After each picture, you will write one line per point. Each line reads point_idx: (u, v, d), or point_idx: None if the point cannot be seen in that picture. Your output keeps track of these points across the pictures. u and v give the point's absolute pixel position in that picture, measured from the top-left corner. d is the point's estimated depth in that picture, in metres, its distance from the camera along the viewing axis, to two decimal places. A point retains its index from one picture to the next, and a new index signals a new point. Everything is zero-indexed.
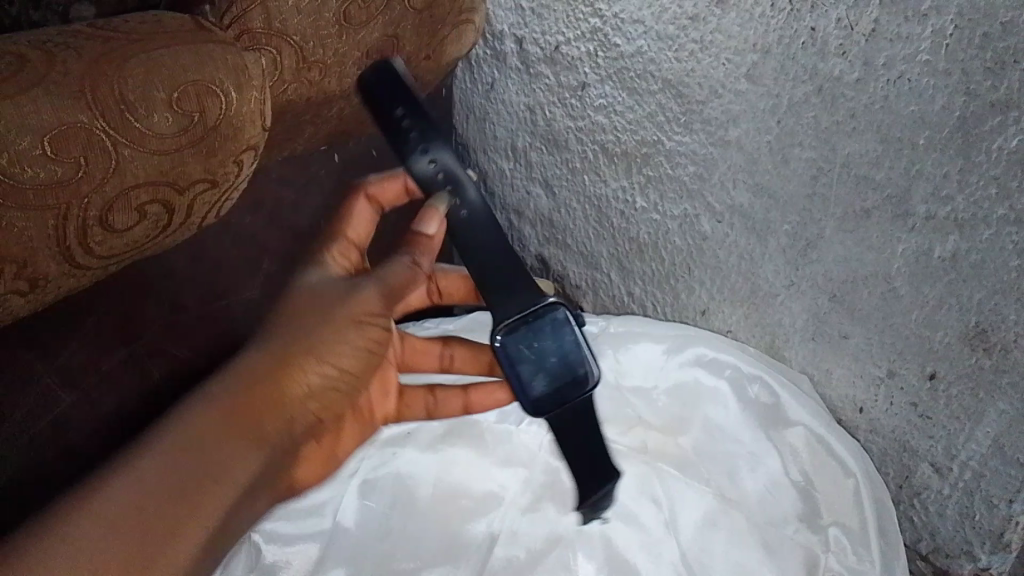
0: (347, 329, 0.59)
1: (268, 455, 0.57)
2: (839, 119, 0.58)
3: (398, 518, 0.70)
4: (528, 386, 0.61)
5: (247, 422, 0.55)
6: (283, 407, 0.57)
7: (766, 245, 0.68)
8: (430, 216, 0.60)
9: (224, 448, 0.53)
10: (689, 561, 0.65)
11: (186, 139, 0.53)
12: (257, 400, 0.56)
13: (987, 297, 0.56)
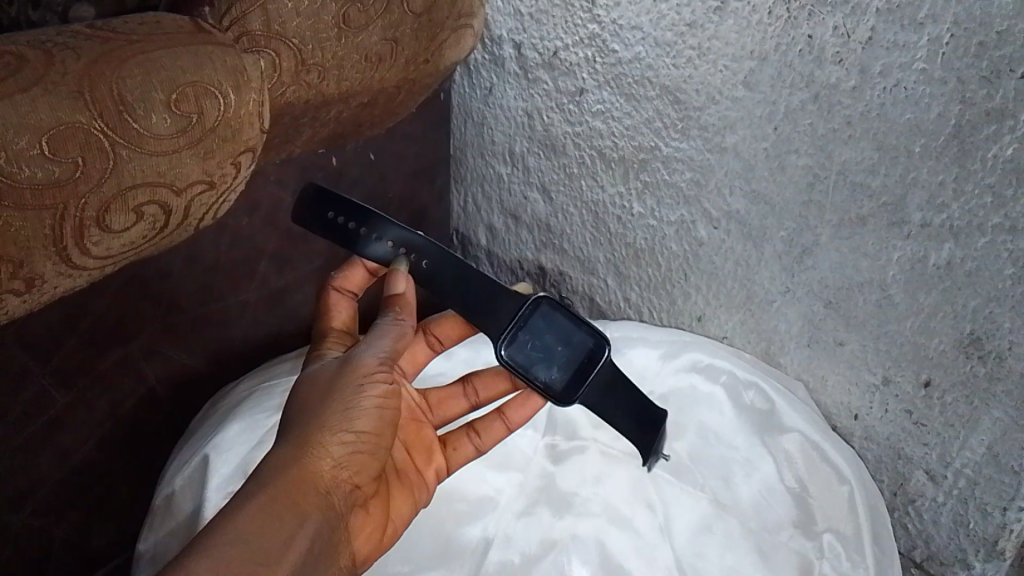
0: (364, 399, 0.52)
1: (318, 541, 0.49)
2: (836, 126, 0.59)
3: None
4: (552, 387, 0.60)
5: (255, 542, 0.45)
6: (307, 499, 0.49)
7: (762, 251, 0.68)
8: (396, 279, 0.59)
9: (291, 518, 0.48)
10: (683, 565, 0.63)
11: (185, 140, 0.53)
12: (270, 503, 0.47)
13: (982, 305, 0.57)
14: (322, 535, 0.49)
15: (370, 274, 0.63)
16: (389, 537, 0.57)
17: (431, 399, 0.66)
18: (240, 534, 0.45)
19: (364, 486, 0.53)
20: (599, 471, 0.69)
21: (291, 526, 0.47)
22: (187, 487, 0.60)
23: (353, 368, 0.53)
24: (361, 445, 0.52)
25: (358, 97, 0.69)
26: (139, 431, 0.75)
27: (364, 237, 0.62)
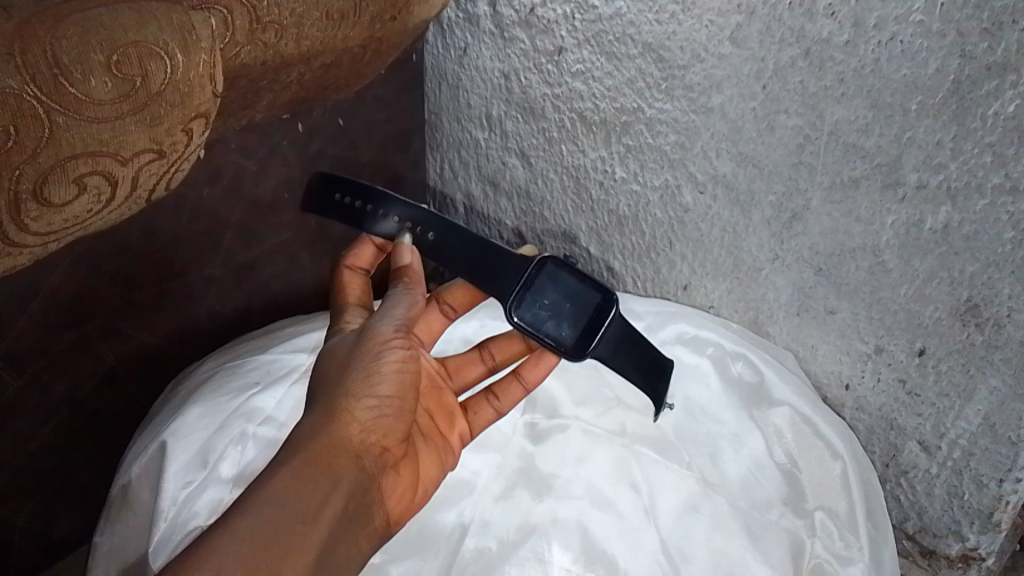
0: (383, 365, 0.52)
1: (353, 502, 0.49)
2: (828, 83, 0.55)
3: None
4: (563, 343, 0.59)
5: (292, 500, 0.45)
6: (339, 460, 0.48)
7: (749, 217, 0.65)
8: (401, 252, 0.59)
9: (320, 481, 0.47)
10: (669, 549, 0.57)
11: (128, 106, 0.49)
12: (307, 462, 0.47)
13: (980, 270, 0.54)
14: (358, 495, 0.49)
15: (379, 250, 0.63)
16: (418, 497, 0.56)
17: (449, 365, 0.63)
18: (277, 494, 0.45)
19: (393, 448, 0.53)
20: (579, 449, 0.63)
21: (327, 485, 0.47)
22: (144, 477, 0.56)
23: (370, 337, 0.53)
24: (386, 409, 0.52)
25: (321, 57, 0.64)
26: (100, 414, 0.71)
27: (371, 214, 0.63)
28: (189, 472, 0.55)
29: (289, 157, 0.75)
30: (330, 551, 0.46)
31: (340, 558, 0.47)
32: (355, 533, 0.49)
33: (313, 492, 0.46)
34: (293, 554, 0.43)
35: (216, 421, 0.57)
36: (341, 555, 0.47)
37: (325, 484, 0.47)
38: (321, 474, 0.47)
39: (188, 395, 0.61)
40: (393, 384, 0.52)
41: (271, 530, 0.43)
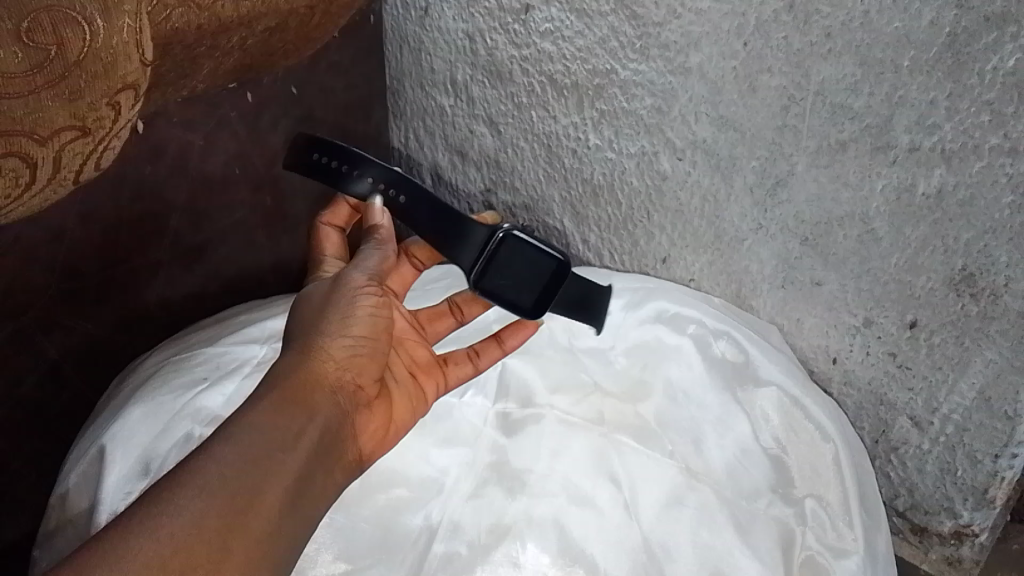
0: (358, 306, 0.49)
1: (329, 442, 0.45)
2: (814, 39, 0.51)
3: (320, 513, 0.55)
4: (520, 308, 0.59)
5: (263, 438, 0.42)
6: (313, 396, 0.45)
7: (731, 184, 0.61)
8: (371, 212, 0.55)
9: (295, 419, 0.44)
10: (652, 546, 0.54)
11: (42, 80, 0.44)
12: (282, 397, 0.44)
13: (976, 238, 0.51)
14: (334, 430, 0.46)
15: (355, 210, 0.59)
16: (393, 441, 0.52)
17: (420, 318, 0.59)
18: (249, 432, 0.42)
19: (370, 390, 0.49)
20: (554, 439, 0.59)
21: (303, 420, 0.44)
22: (84, 483, 0.54)
23: (344, 280, 0.50)
24: (362, 348, 0.48)
25: (264, 19, 0.59)
26: (44, 412, 0.67)
27: (346, 175, 0.57)
28: (130, 481, 0.52)
29: (239, 129, 0.70)
30: (305, 492, 0.43)
31: (317, 497, 0.44)
32: (329, 474, 0.45)
33: (287, 428, 0.43)
34: (267, 489, 0.41)
35: (160, 423, 0.54)
36: (317, 493, 0.44)
37: (302, 419, 0.44)
38: (298, 410, 0.44)
39: (132, 393, 0.58)
40: (368, 322, 0.49)
41: (243, 464, 0.41)
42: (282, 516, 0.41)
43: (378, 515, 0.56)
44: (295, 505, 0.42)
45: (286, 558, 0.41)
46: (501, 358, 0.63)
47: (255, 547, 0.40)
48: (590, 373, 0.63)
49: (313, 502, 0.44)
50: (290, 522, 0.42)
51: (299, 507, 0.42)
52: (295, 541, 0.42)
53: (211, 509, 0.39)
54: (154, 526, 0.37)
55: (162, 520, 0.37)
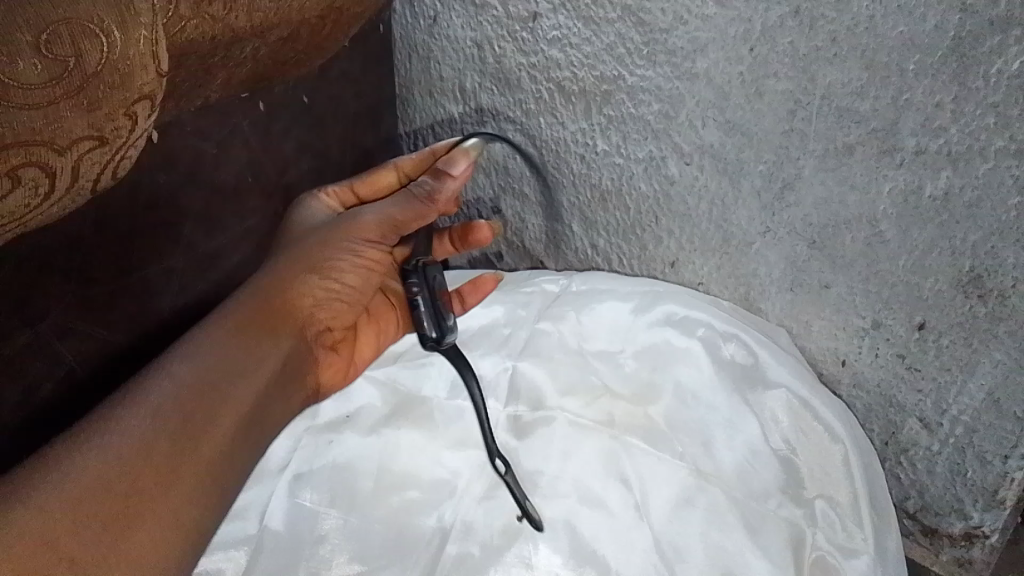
0: (341, 253, 0.61)
1: (281, 371, 0.57)
2: (819, 43, 0.52)
3: (337, 514, 0.56)
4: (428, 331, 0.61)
5: (226, 364, 0.54)
6: (279, 328, 0.58)
7: (739, 187, 0.61)
8: (458, 158, 0.62)
9: (245, 353, 0.55)
10: (661, 546, 0.55)
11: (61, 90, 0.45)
12: (238, 331, 0.55)
13: (983, 240, 0.51)
14: (279, 370, 0.57)
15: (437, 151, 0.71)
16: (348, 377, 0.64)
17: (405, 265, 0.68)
18: (215, 355, 0.54)
19: (337, 328, 0.64)
20: (562, 446, 0.59)
21: (261, 351, 0.56)
22: None
23: (353, 224, 0.62)
24: (339, 292, 0.62)
25: (276, 30, 0.60)
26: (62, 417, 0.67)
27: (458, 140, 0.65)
28: None
29: (251, 137, 0.71)
30: (256, 422, 0.54)
31: (247, 444, 0.53)
32: (281, 398, 0.57)
33: (247, 358, 0.55)
34: (207, 433, 0.50)
35: None
36: (255, 441, 0.54)
37: (242, 364, 0.54)
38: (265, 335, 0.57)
39: None
40: (355, 272, 0.62)
41: (199, 391, 0.51)
42: (225, 448, 0.51)
43: (390, 514, 0.56)
44: (241, 431, 0.52)
45: (221, 501, 0.50)
46: (511, 362, 0.64)
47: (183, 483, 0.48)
48: (598, 377, 0.62)
49: (258, 435, 0.54)
50: (226, 470, 0.51)
51: (232, 458, 0.51)
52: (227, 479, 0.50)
53: (150, 446, 0.48)
54: (107, 451, 0.47)
55: (111, 443, 0.47)
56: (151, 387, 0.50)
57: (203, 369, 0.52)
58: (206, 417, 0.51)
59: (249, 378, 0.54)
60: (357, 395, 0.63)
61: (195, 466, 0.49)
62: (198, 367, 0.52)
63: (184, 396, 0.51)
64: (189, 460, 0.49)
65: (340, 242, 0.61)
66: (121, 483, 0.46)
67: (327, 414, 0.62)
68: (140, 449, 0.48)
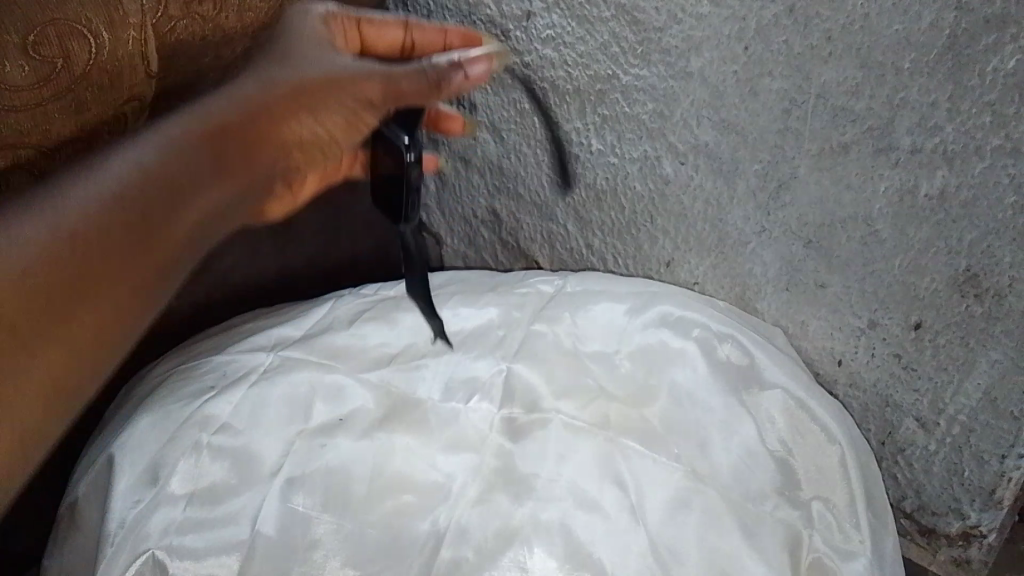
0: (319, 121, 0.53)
1: (203, 228, 0.45)
2: (814, 42, 0.52)
3: (326, 522, 0.51)
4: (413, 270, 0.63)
5: (174, 162, 0.44)
6: (236, 166, 0.47)
7: (734, 187, 0.61)
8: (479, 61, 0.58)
9: (196, 197, 0.44)
10: (658, 548, 0.50)
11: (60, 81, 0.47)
12: (193, 148, 0.45)
13: (979, 239, 0.51)
14: (210, 217, 0.46)
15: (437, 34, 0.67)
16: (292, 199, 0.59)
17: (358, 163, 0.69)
18: (148, 167, 0.43)
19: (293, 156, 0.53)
20: (555, 448, 0.55)
21: (195, 194, 0.44)
22: (91, 491, 0.55)
23: (348, 77, 0.54)
24: (316, 129, 0.53)
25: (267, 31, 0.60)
26: None
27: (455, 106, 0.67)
28: (139, 488, 0.53)
29: None
30: (169, 271, 0.44)
31: (161, 286, 0.44)
32: (195, 245, 0.46)
33: (170, 198, 0.43)
34: (118, 276, 0.42)
35: (167, 432, 0.55)
36: (158, 288, 0.44)
37: (202, 205, 0.45)
38: (211, 181, 0.45)
39: (140, 400, 0.60)
40: (337, 118, 0.54)
41: (112, 195, 0.42)
42: (147, 283, 0.43)
43: (383, 519, 0.51)
44: (166, 271, 0.44)
45: (130, 333, 0.44)
46: (506, 363, 0.61)
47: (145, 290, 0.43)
48: (593, 376, 0.60)
49: (155, 292, 0.44)
50: (131, 321, 0.43)
51: (139, 302, 0.43)
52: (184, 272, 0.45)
53: (62, 244, 0.40)
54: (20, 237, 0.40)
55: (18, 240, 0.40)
56: (68, 197, 0.41)
57: (133, 185, 0.42)
58: (150, 236, 0.42)
59: (179, 224, 0.43)
60: (350, 395, 0.59)
61: (107, 290, 0.41)
62: (123, 177, 0.42)
63: (122, 210, 0.42)
64: (101, 289, 0.41)
65: (345, 94, 0.54)
66: (56, 274, 0.40)
67: (320, 415, 0.57)
68: (53, 243, 0.40)
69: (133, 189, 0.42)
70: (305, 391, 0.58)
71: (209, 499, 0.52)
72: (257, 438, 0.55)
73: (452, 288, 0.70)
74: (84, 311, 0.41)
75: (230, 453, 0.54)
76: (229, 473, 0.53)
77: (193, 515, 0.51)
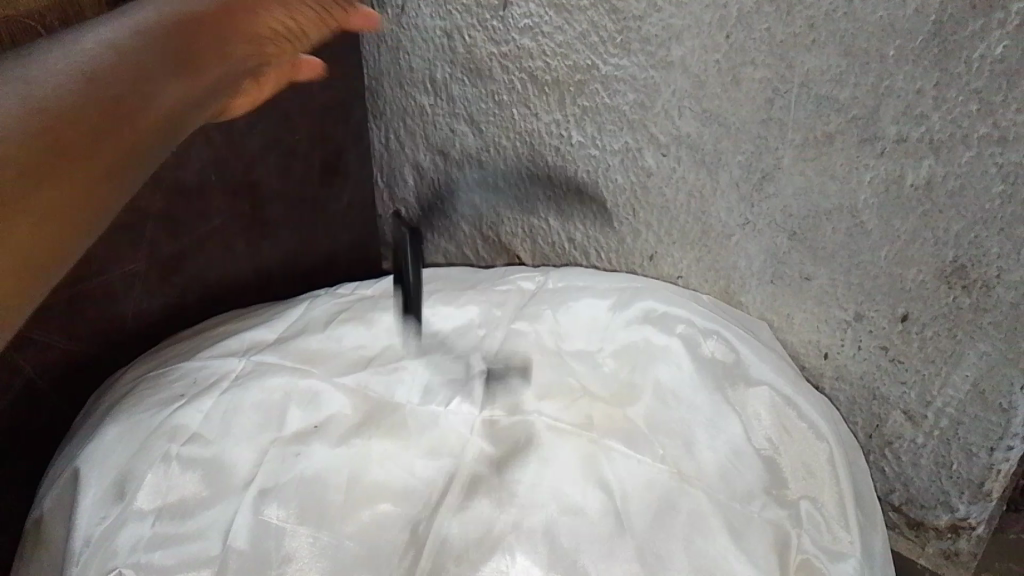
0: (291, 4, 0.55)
1: (181, 101, 0.48)
2: (797, 30, 0.50)
3: (302, 535, 0.49)
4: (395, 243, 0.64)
5: (159, 45, 0.47)
6: (202, 54, 0.50)
7: (717, 179, 0.60)
8: None
9: (163, 78, 0.46)
10: (644, 555, 0.48)
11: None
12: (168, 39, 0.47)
13: (967, 229, 0.50)
14: (177, 101, 0.48)
15: None
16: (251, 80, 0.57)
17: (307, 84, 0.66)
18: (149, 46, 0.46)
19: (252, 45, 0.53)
20: (536, 450, 0.53)
21: (161, 73, 0.46)
22: (59, 506, 0.52)
23: None
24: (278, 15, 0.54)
25: None
26: (23, 431, 0.65)
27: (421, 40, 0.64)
28: (111, 501, 0.51)
29: (213, 134, 0.68)
30: (156, 138, 0.47)
31: (143, 158, 0.47)
32: (174, 129, 0.49)
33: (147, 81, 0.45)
34: (84, 127, 0.42)
35: (138, 441, 0.54)
36: (147, 153, 0.47)
37: (162, 70, 0.46)
38: (175, 64, 0.47)
39: (111, 409, 0.57)
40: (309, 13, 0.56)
41: (103, 74, 0.44)
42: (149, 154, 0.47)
43: (360, 527, 0.50)
44: (152, 142, 0.47)
45: (106, 211, 0.45)
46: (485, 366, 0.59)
47: (127, 162, 0.45)
48: (573, 375, 0.59)
49: (145, 158, 0.47)
50: (102, 190, 0.44)
51: (115, 175, 0.45)
52: (160, 149, 0.47)
53: (62, 112, 0.41)
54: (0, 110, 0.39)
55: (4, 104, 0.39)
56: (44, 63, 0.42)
57: (114, 65, 0.44)
58: (136, 104, 0.45)
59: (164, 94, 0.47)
60: (326, 403, 0.57)
61: (107, 164, 0.44)
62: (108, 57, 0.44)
63: (103, 78, 0.43)
64: (84, 161, 0.42)
65: None
66: (26, 150, 0.39)
67: (296, 423, 0.55)
68: (45, 114, 0.40)
69: (118, 68, 0.44)
70: (281, 396, 0.57)
71: (175, 514, 0.50)
72: (233, 449, 0.54)
73: (431, 285, 0.68)
74: (43, 199, 0.40)
75: (199, 467, 0.52)
76: (197, 489, 0.51)
77: (165, 531, 0.50)
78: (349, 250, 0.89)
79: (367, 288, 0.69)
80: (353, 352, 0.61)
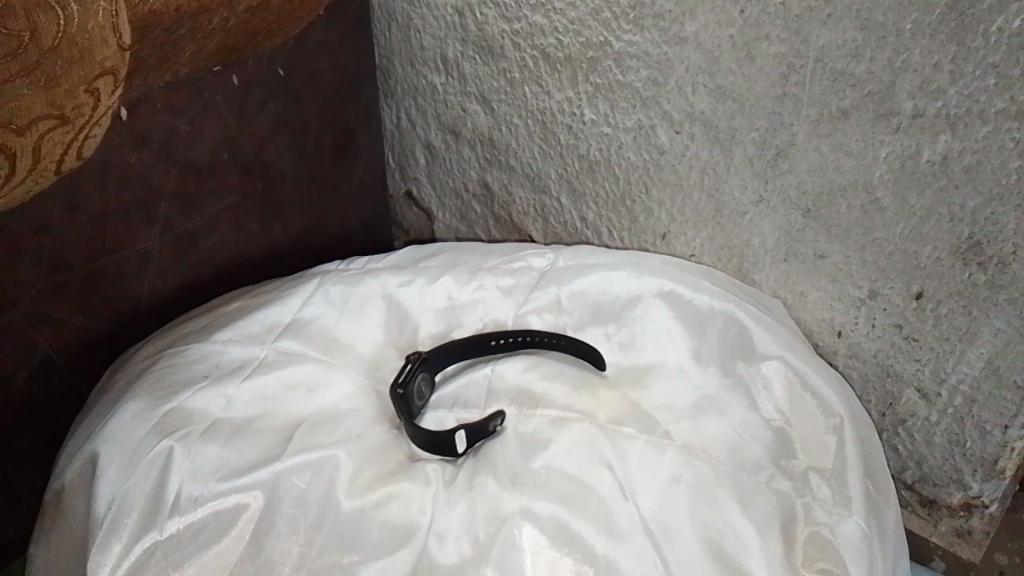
0: None
1: None
2: (812, 3, 0.50)
3: (311, 511, 0.48)
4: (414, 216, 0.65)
5: None
6: None
7: (730, 156, 0.59)
8: None
9: None
10: (652, 526, 0.47)
11: (39, 53, 0.43)
12: None
13: (983, 205, 0.49)
14: None
15: None
16: None
17: None
18: None
19: None
20: (543, 435, 0.52)
21: None
22: (78, 480, 0.51)
23: None
24: None
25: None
26: (41, 407, 0.65)
27: None
28: (127, 474, 0.49)
29: (225, 112, 0.68)
30: None
31: None
32: None
33: None
34: None
35: (154, 415, 0.52)
36: None
37: None
38: None
39: (126, 384, 0.56)
40: None
41: None
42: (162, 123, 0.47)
43: (367, 497, 0.48)
44: None
45: None
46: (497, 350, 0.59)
47: None
48: (583, 366, 0.58)
49: None
50: None
51: None
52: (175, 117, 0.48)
53: None
54: None
55: None
56: None
57: None
58: None
59: None
60: (335, 387, 0.56)
61: None
62: None
63: None
64: None
65: None
66: None
67: (306, 400, 0.54)
68: None
69: None
70: (292, 372, 0.56)
71: (201, 482, 0.49)
72: (248, 422, 0.53)
73: (439, 259, 0.66)
74: None
75: (225, 438, 0.51)
76: (224, 458, 0.50)
77: (183, 500, 0.48)
78: (361, 229, 0.89)
79: (376, 262, 0.67)
80: (370, 328, 0.60)
